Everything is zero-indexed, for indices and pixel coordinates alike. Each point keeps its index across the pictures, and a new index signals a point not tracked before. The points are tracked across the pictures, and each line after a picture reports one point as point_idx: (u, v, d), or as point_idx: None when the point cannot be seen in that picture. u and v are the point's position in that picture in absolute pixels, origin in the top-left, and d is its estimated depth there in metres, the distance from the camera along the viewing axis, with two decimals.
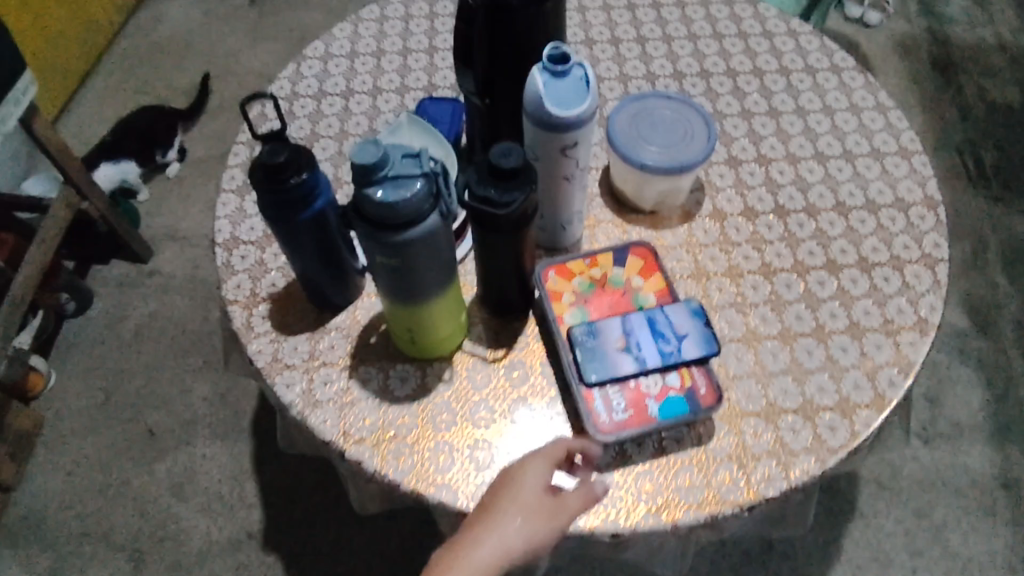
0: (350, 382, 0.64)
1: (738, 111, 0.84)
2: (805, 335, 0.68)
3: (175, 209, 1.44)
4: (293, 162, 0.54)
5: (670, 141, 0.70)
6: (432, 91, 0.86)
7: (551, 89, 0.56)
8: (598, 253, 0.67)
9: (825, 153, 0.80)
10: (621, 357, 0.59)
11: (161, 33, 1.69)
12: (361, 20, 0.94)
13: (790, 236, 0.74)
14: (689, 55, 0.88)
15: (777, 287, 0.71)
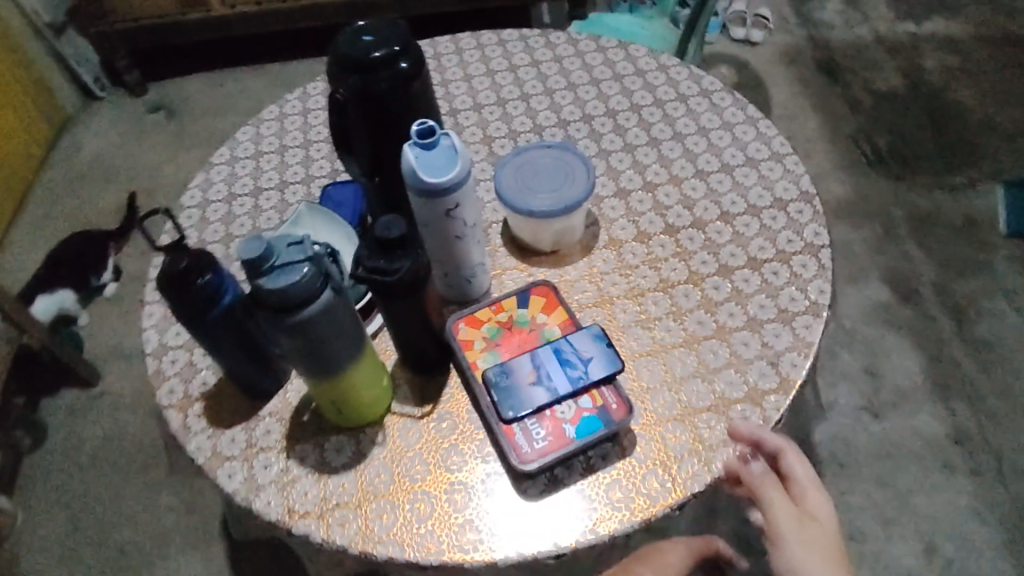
0: (289, 461, 0.67)
1: (621, 146, 0.90)
2: (708, 337, 0.73)
3: (120, 327, 1.47)
4: (196, 266, 0.59)
5: (554, 185, 0.76)
6: (336, 176, 0.92)
7: (423, 161, 0.62)
8: (502, 298, 0.70)
9: (704, 170, 0.87)
10: (534, 390, 0.63)
11: (82, 160, 1.73)
12: (263, 121, 0.99)
13: (681, 251, 0.79)
14: (569, 103, 0.95)
15: (677, 299, 0.76)
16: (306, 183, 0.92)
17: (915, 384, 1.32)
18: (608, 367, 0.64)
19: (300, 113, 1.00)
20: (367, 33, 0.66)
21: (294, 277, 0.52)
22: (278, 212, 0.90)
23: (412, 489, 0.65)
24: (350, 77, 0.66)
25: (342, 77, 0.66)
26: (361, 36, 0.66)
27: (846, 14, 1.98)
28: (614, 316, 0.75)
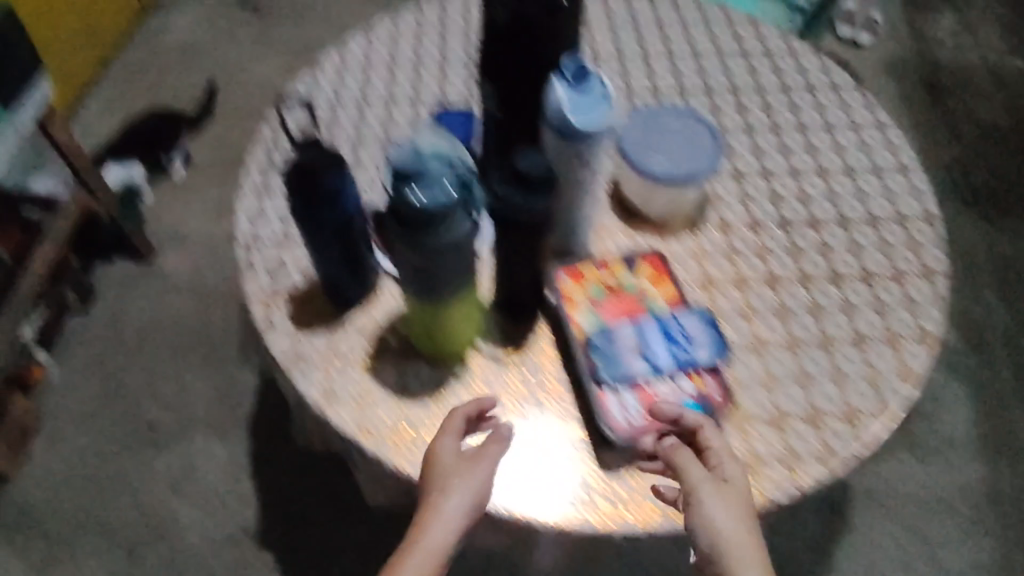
0: (368, 379, 0.66)
1: (741, 126, 0.86)
2: (810, 344, 0.70)
3: (181, 211, 1.46)
4: (330, 171, 0.59)
5: (677, 151, 0.72)
6: (443, 101, 0.90)
7: (571, 99, 0.60)
8: (609, 259, 0.68)
9: (825, 169, 0.83)
10: (636, 362, 0.61)
11: (167, 41, 1.71)
12: (374, 28, 0.97)
13: (793, 248, 0.76)
14: (692, 70, 0.91)
15: (783, 296, 0.72)
16: (412, 102, 0.90)
17: (969, 432, 1.28)
18: (712, 354, 0.62)
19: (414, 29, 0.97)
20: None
21: (436, 194, 0.51)
22: (381, 126, 0.88)
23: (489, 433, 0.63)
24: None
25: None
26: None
27: (960, 37, 1.89)
28: (715, 302, 0.72)
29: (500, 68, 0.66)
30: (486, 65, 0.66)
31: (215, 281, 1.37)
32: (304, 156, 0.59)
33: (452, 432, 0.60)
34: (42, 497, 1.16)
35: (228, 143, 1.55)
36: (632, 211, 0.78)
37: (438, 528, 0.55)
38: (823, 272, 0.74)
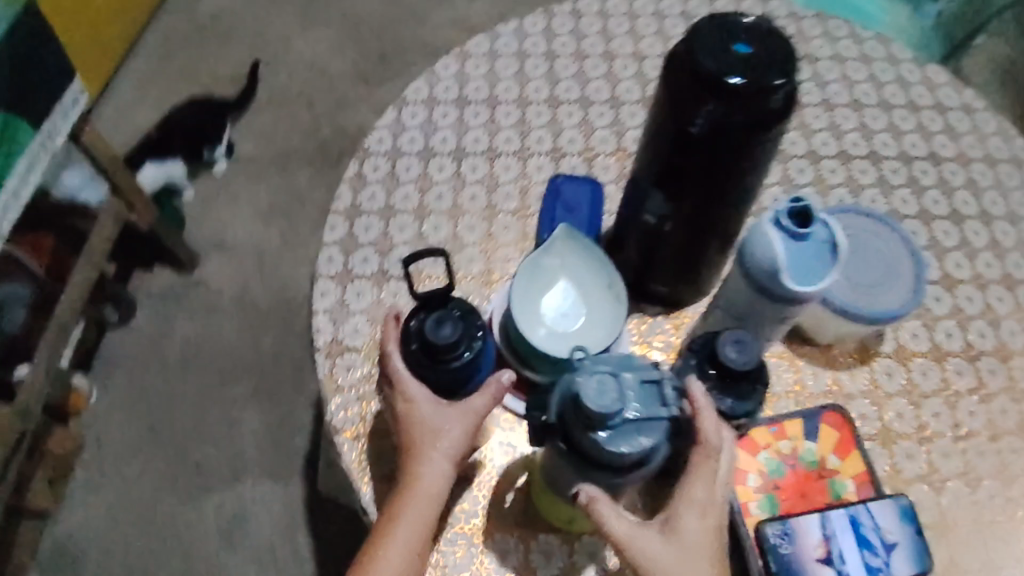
0: (486, 553, 0.58)
1: (915, 211, 0.72)
2: (999, 522, 0.61)
3: (225, 215, 1.33)
4: (462, 337, 0.56)
5: (870, 281, 0.60)
6: (558, 157, 0.78)
7: (789, 252, 0.48)
8: (784, 420, 0.59)
9: (1012, 276, 0.70)
10: (823, 569, 0.52)
11: (204, 9, 1.53)
12: (468, 54, 0.84)
13: (982, 388, 0.65)
14: (854, 129, 0.76)
15: (970, 457, 0.63)
16: (522, 159, 0.77)
17: None
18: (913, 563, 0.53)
19: (516, 56, 0.84)
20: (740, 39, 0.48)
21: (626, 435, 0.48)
22: (484, 190, 0.76)
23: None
24: (705, 101, 0.48)
25: (690, 97, 0.49)
26: (732, 44, 0.48)
27: None
28: (896, 462, 0.62)
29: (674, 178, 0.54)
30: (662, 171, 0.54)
31: (262, 300, 1.27)
32: (431, 319, 0.56)
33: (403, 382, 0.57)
34: (87, 536, 1.11)
35: (273, 134, 1.41)
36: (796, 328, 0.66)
37: (432, 476, 0.55)
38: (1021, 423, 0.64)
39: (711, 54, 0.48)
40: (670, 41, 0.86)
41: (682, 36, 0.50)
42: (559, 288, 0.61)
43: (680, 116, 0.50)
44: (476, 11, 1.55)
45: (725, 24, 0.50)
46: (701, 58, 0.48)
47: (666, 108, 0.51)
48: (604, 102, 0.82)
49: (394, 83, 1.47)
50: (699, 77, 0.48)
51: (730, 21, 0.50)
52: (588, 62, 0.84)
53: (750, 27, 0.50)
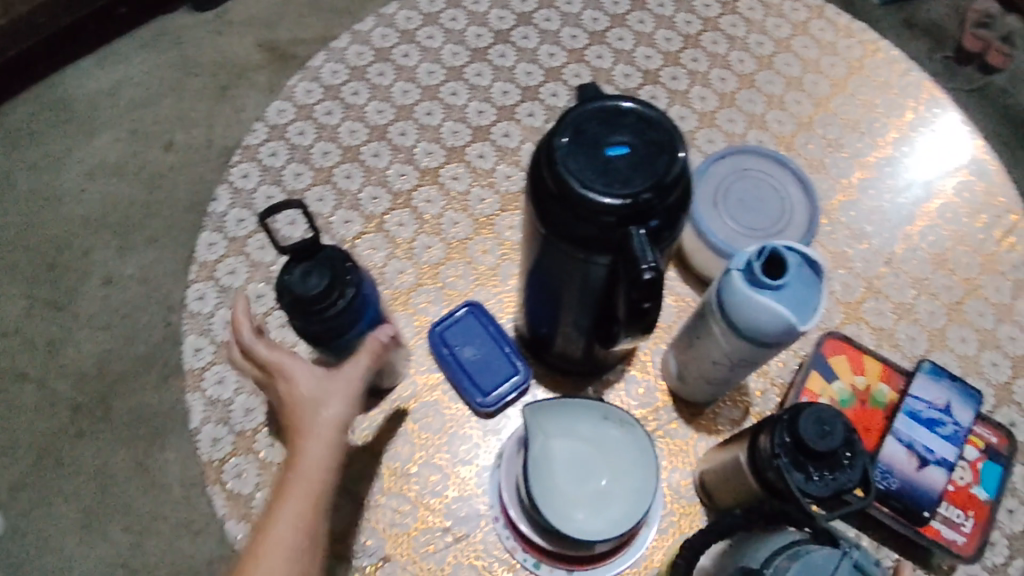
0: None
1: (716, 100, 0.77)
2: (964, 300, 0.71)
3: (47, 559, 1.05)
4: (334, 286, 0.48)
5: (771, 224, 0.63)
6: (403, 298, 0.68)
7: (786, 308, 0.46)
8: (808, 382, 0.62)
9: (805, 118, 0.77)
10: (928, 472, 0.59)
11: None
12: (218, 266, 0.69)
13: (873, 209, 0.74)
14: (617, 62, 0.78)
15: (911, 270, 0.72)
16: None
17: None
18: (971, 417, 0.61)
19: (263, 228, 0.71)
20: (607, 142, 0.43)
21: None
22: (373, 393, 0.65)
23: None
24: (625, 225, 0.42)
25: (603, 230, 0.43)
26: (603, 153, 0.42)
27: None
28: (873, 324, 0.69)
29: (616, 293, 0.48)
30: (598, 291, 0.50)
31: None
32: (295, 276, 0.48)
33: (296, 393, 0.52)
34: None
35: (13, 436, 1.12)
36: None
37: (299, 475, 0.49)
38: (914, 217, 0.74)
39: (597, 180, 0.42)
40: (393, 95, 0.77)
41: (542, 171, 0.43)
42: (562, 463, 0.54)
43: (598, 247, 0.44)
44: (102, 145, 1.30)
45: (576, 133, 0.43)
46: (593, 191, 0.41)
47: (573, 245, 0.45)
48: (389, 210, 0.71)
49: (88, 281, 1.21)
50: (604, 210, 0.42)
51: (577, 125, 0.44)
52: (338, 176, 0.73)
53: (598, 118, 0.44)
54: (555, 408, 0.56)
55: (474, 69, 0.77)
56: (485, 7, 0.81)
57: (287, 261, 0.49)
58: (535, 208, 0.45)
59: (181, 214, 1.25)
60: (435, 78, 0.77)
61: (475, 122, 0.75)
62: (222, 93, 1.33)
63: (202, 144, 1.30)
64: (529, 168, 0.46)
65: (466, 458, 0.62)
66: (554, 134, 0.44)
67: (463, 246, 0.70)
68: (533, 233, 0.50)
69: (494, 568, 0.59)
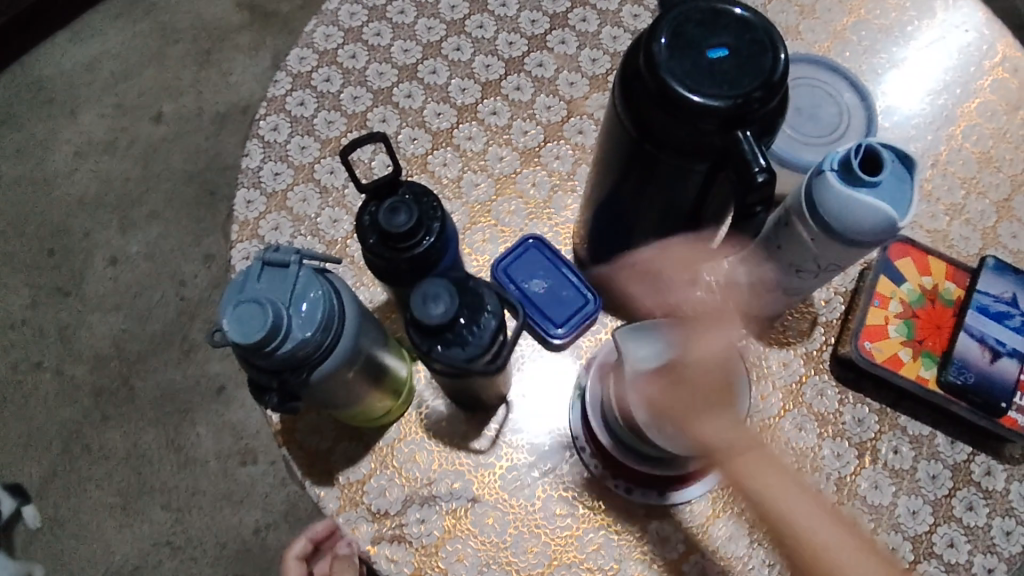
0: None
1: None
2: (1011, 196, 0.72)
3: (88, 544, 1.04)
4: (421, 222, 0.47)
5: (829, 130, 0.62)
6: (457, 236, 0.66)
7: (883, 200, 0.46)
8: (877, 286, 0.63)
9: (839, 26, 0.76)
10: (1001, 363, 0.60)
11: None
12: (261, 222, 0.67)
13: (915, 111, 0.74)
14: None
15: (959, 170, 0.72)
16: None
17: None
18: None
19: (303, 180, 0.68)
20: (709, 45, 0.41)
21: (304, 338, 0.41)
22: None
23: (933, 541, 0.60)
24: (732, 128, 0.41)
25: (710, 135, 0.42)
26: (706, 56, 0.41)
27: None
28: (927, 227, 0.70)
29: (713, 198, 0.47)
30: (680, 201, 0.49)
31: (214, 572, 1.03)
32: (384, 209, 0.46)
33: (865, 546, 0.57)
34: None
35: (36, 427, 1.09)
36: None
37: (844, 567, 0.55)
38: (956, 119, 0.74)
39: (706, 83, 0.40)
40: (417, 33, 0.73)
41: (640, 77, 0.42)
42: (652, 380, 0.54)
43: (704, 154, 0.43)
44: (87, 123, 1.24)
45: (674, 37, 0.42)
46: (700, 93, 0.40)
47: (672, 154, 0.44)
48: (431, 149, 0.69)
49: (94, 263, 1.17)
50: (714, 114, 0.40)
51: (675, 28, 0.42)
52: (373, 121, 0.70)
53: (695, 19, 0.42)
54: (630, 329, 0.56)
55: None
56: None
57: (368, 198, 0.47)
58: (630, 118, 0.44)
59: (179, 187, 1.20)
60: (458, 12, 0.74)
61: (507, 54, 0.73)
62: (205, 58, 1.27)
63: (190, 113, 1.24)
64: (620, 76, 0.44)
65: (545, 390, 0.62)
66: (650, 37, 0.42)
67: (510, 181, 0.68)
68: (614, 149, 0.49)
69: (584, 498, 0.59)
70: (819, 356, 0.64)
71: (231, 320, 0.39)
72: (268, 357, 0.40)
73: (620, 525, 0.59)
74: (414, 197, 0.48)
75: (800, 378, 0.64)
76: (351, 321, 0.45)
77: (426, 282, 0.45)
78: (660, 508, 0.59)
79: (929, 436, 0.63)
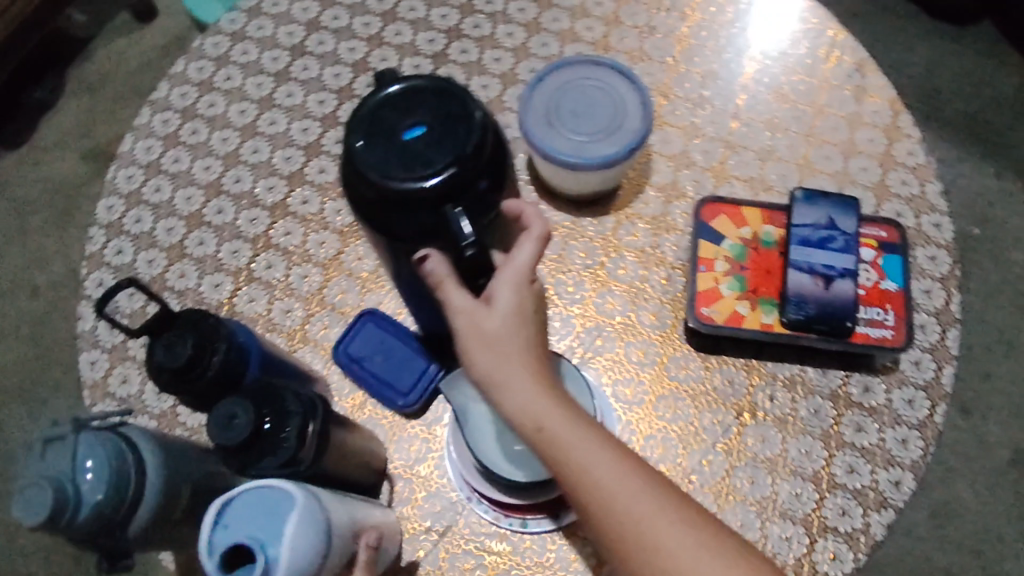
0: None
1: (524, 32, 0.78)
2: (814, 123, 0.74)
3: None
4: (204, 347, 0.53)
5: (608, 125, 0.64)
6: (303, 332, 0.68)
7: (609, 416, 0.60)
8: (698, 253, 0.64)
9: (610, 14, 0.78)
10: (832, 287, 0.61)
11: None
12: (109, 376, 0.67)
13: (704, 71, 0.76)
14: (416, 35, 0.78)
15: (759, 113, 0.74)
16: None
17: None
18: (851, 217, 0.64)
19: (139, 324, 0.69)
20: (404, 131, 0.44)
21: (98, 499, 0.43)
22: None
23: (833, 473, 0.62)
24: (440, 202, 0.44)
25: (425, 216, 0.44)
26: (401, 141, 0.44)
27: None
28: (744, 177, 0.71)
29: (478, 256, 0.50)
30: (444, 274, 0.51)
31: None
32: (165, 346, 0.52)
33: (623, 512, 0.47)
34: None
35: None
36: (594, 201, 0.70)
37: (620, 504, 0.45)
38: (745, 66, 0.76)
39: (400, 168, 0.43)
40: (214, 148, 0.75)
41: (353, 181, 0.45)
42: (499, 418, 0.56)
43: (434, 234, 0.45)
44: None
45: (368, 130, 0.45)
46: (397, 181, 0.43)
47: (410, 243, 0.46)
48: (253, 256, 0.71)
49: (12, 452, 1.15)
50: (414, 195, 0.43)
51: (369, 122, 0.45)
52: (191, 247, 0.71)
53: (388, 106, 0.45)
54: (471, 374, 0.58)
55: (282, 93, 0.77)
56: (270, 30, 0.80)
57: (150, 343, 0.53)
58: (363, 217, 0.47)
59: (73, 350, 1.19)
60: (248, 116, 0.76)
61: (304, 141, 0.74)
62: (66, 218, 1.27)
63: (66, 276, 1.24)
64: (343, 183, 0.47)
65: (423, 454, 0.63)
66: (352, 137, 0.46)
67: (337, 262, 0.70)
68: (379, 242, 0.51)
69: (487, 546, 0.60)
70: (674, 333, 0.66)
71: (17, 506, 0.42)
72: (68, 528, 0.43)
73: (529, 561, 0.59)
74: (191, 325, 0.53)
75: (661, 360, 0.65)
76: (153, 466, 0.47)
77: (228, 402, 0.48)
78: (561, 530, 0.60)
79: (800, 374, 0.65)
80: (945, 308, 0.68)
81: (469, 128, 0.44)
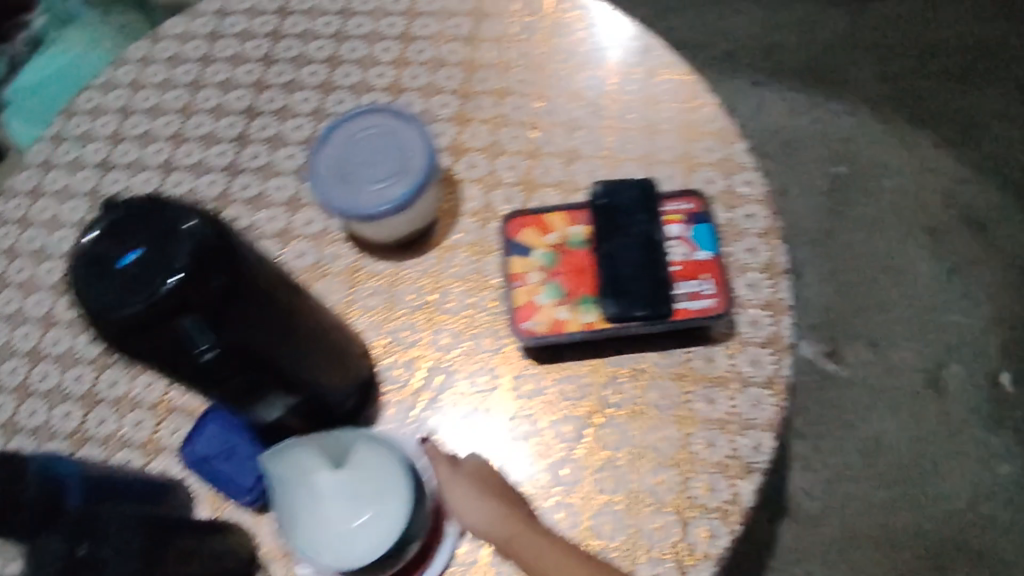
0: None
1: (318, 95, 0.78)
2: (613, 113, 0.74)
3: None
4: (15, 485, 0.50)
5: (393, 168, 0.65)
6: (157, 441, 0.67)
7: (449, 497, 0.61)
8: (509, 269, 0.64)
9: (398, 57, 0.79)
10: (642, 272, 0.62)
11: None
12: None
13: (497, 90, 0.76)
14: (218, 121, 0.78)
15: (558, 117, 0.75)
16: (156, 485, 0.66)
17: None
18: (649, 198, 0.64)
19: None
20: (117, 258, 0.44)
21: None
22: None
23: (691, 452, 0.62)
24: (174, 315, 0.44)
25: (161, 331, 0.44)
26: (117, 269, 0.43)
27: None
28: (554, 183, 0.72)
29: (252, 358, 0.50)
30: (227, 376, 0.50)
31: None
32: None
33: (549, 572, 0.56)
34: None
35: None
36: (415, 240, 0.70)
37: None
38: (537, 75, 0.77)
39: (122, 297, 0.43)
40: (42, 282, 0.74)
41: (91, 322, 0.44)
42: (332, 488, 0.54)
43: (181, 343, 0.45)
44: None
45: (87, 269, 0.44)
46: (120, 308, 0.42)
47: (163, 354, 0.46)
48: (98, 377, 0.70)
49: None
50: (139, 318, 0.43)
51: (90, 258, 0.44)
52: (36, 383, 0.70)
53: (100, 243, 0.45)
54: (289, 449, 0.55)
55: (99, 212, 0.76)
56: (75, 150, 0.79)
57: None
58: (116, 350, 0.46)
59: None
60: (70, 242, 0.75)
61: None
62: None
63: None
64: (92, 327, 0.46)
65: None
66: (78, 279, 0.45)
67: None
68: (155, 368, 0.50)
69: None
70: (512, 353, 0.66)
71: None
72: None
73: None
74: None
75: (505, 382, 0.65)
76: None
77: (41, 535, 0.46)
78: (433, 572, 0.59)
79: (641, 363, 0.65)
80: (773, 262, 0.68)
81: (181, 240, 0.44)
